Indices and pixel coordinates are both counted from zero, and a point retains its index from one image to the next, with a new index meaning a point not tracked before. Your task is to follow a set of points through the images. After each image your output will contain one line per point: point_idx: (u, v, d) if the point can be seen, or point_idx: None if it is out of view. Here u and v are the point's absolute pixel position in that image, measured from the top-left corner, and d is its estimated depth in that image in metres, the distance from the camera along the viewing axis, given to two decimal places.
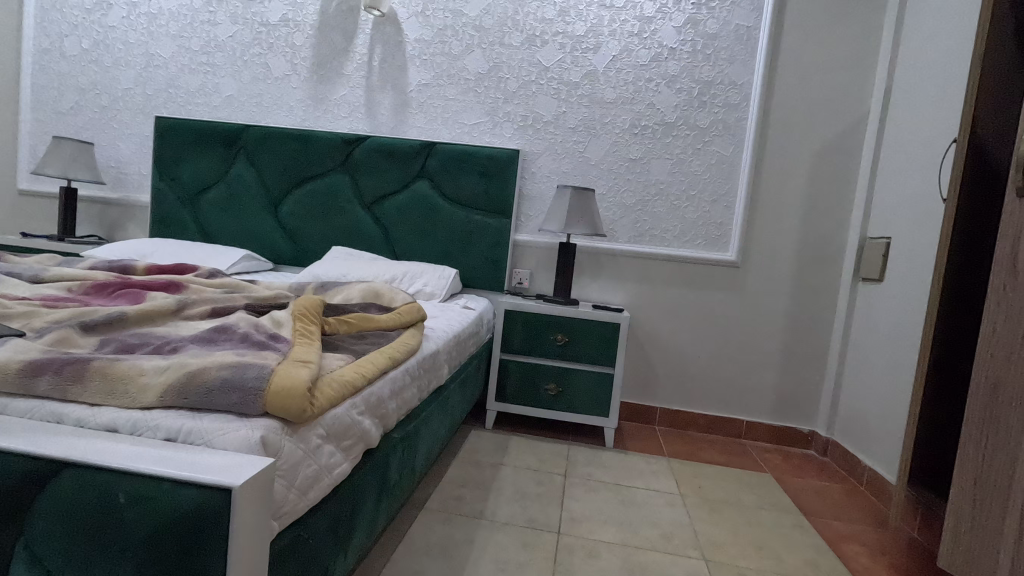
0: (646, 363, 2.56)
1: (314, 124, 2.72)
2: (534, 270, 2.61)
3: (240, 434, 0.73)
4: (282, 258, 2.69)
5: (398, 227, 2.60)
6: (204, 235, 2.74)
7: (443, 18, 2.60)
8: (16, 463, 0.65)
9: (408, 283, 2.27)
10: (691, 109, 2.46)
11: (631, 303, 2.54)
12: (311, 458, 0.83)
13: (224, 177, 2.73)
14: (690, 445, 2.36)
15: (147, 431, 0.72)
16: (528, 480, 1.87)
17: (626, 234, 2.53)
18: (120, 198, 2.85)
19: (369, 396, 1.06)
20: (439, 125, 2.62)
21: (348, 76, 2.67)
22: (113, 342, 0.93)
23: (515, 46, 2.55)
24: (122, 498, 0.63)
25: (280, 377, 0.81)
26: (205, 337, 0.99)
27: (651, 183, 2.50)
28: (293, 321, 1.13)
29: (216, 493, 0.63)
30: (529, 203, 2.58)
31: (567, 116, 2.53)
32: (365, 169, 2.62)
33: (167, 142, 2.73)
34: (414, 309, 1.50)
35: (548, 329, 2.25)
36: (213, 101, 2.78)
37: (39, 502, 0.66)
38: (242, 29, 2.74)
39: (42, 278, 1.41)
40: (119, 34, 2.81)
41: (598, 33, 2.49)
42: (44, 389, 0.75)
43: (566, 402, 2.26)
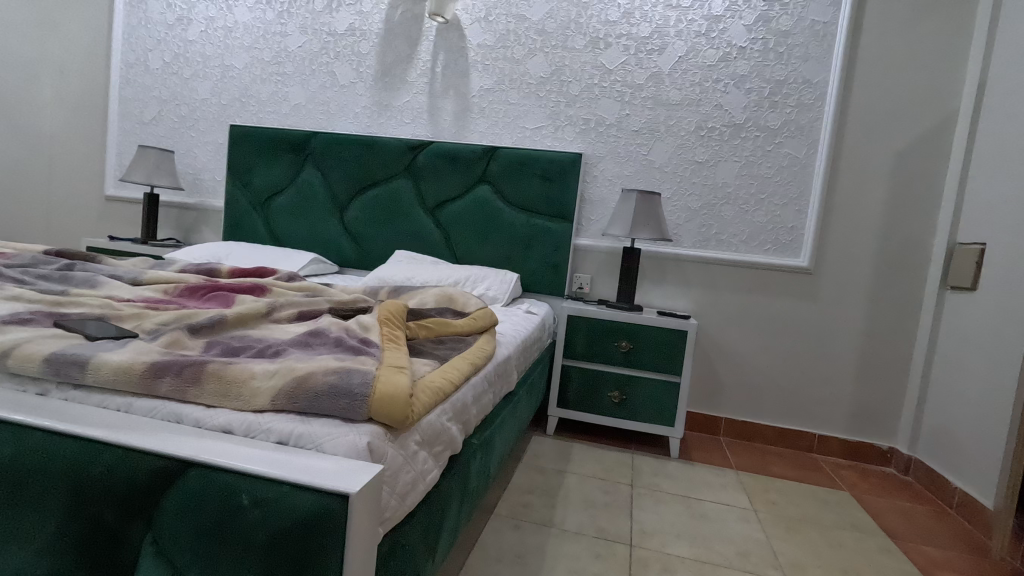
0: (711, 372, 2.48)
1: (378, 130, 2.77)
2: (595, 275, 2.58)
3: (348, 439, 0.74)
4: (347, 261, 2.76)
5: (460, 231, 2.62)
6: (273, 238, 2.84)
7: (507, 23, 2.60)
8: (147, 461, 0.69)
9: (472, 286, 2.28)
10: (762, 109, 2.37)
11: (696, 310, 2.47)
12: (410, 464, 0.84)
13: (293, 182, 2.82)
14: (758, 458, 2.27)
15: (260, 433, 0.75)
16: (595, 488, 1.85)
17: (691, 239, 2.46)
18: (197, 204, 2.99)
19: (456, 401, 1.06)
20: (501, 130, 2.63)
21: (412, 83, 2.72)
22: (219, 345, 0.97)
23: (578, 49, 2.53)
24: (246, 499, 0.65)
25: (383, 383, 0.82)
26: (302, 341, 1.02)
27: (718, 187, 2.43)
28: (380, 326, 1.15)
29: (334, 499, 0.64)
30: (591, 207, 2.56)
31: (630, 119, 2.49)
32: (427, 174, 2.65)
33: (241, 150, 2.85)
34: (487, 314, 1.50)
35: (612, 336, 2.21)
36: (283, 109, 2.88)
37: (167, 499, 0.69)
38: (311, 39, 2.83)
39: (141, 281, 1.49)
40: (198, 48, 2.96)
41: (664, 34, 2.44)
42: (166, 389, 0.79)
43: (630, 411, 2.21)
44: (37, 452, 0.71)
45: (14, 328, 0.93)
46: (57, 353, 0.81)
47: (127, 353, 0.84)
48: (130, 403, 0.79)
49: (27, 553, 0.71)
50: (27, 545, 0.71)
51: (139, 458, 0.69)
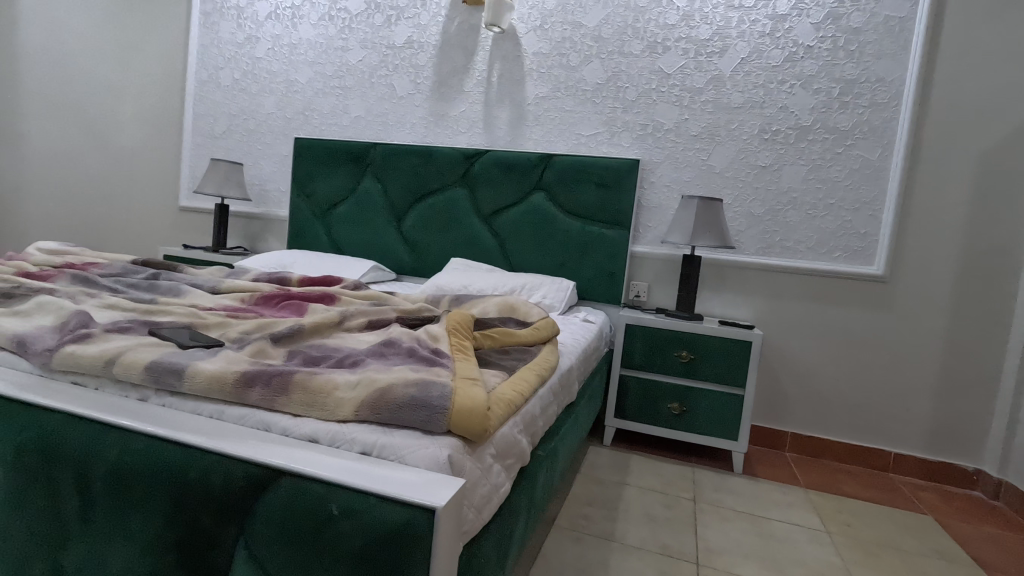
0: (776, 385, 2.39)
1: (435, 139, 2.82)
2: (652, 283, 2.53)
3: (429, 452, 0.75)
4: (404, 269, 2.82)
5: (515, 238, 2.63)
6: (334, 246, 2.94)
7: (562, 31, 2.60)
8: (242, 468, 0.71)
9: (528, 294, 2.28)
10: (831, 110, 2.27)
11: (759, 319, 2.38)
12: (486, 477, 0.84)
13: (353, 192, 2.91)
14: (828, 476, 2.16)
15: (344, 443, 0.76)
16: (656, 502, 1.80)
17: (754, 245, 2.38)
18: (263, 213, 3.13)
19: (525, 413, 1.06)
20: (556, 137, 2.63)
21: (468, 93, 2.76)
22: (299, 354, 1.00)
23: (635, 54, 2.50)
24: (335, 509, 0.67)
25: (461, 397, 0.83)
26: (376, 352, 1.04)
27: (783, 192, 2.33)
28: (449, 336, 1.17)
29: (421, 512, 0.65)
30: (648, 214, 2.51)
31: (689, 124, 2.44)
32: (483, 183, 2.68)
33: (305, 161, 2.96)
34: (549, 324, 1.49)
35: (672, 346, 2.16)
36: (343, 122, 2.97)
37: (259, 506, 0.71)
38: (371, 52, 2.91)
39: (219, 289, 1.57)
40: (265, 64, 3.10)
41: (725, 36, 2.38)
42: (256, 398, 0.82)
43: (691, 423, 2.15)
44: (137, 456, 0.74)
45: (115, 336, 0.99)
46: (157, 361, 0.86)
47: (219, 363, 0.88)
48: (222, 410, 0.82)
49: (131, 552, 0.75)
50: (129, 544, 0.75)
51: (234, 466, 0.71)
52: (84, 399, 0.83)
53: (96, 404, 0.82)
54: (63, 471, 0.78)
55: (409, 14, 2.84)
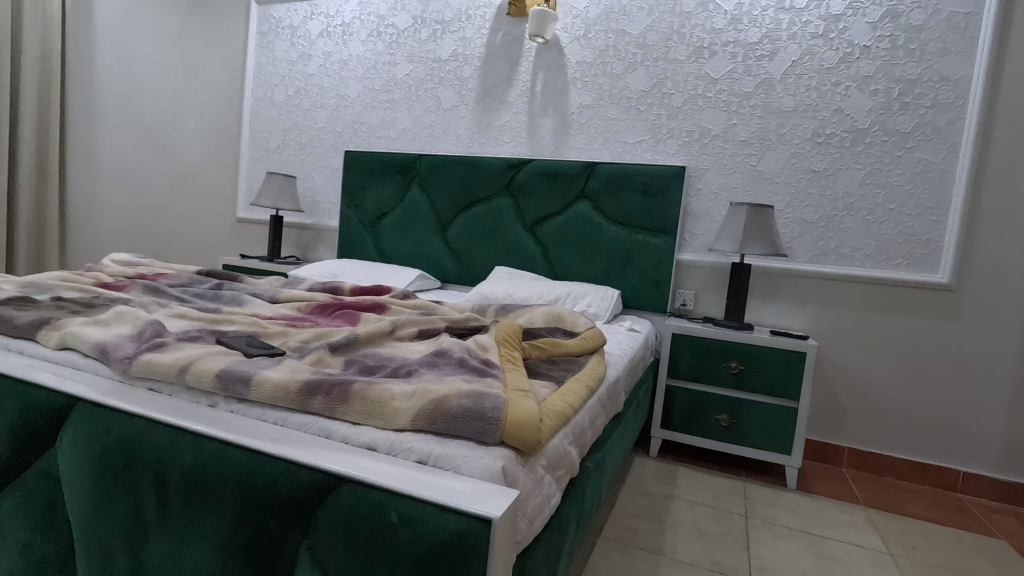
0: (832, 397, 2.29)
1: (480, 150, 2.86)
2: (700, 291, 2.49)
3: (484, 463, 0.76)
4: (449, 277, 2.86)
5: (559, 247, 2.63)
6: (382, 255, 3.01)
7: (606, 39, 2.60)
8: (306, 474, 0.74)
9: (573, 303, 2.28)
10: (890, 112, 2.18)
11: (814, 329, 2.30)
12: (538, 488, 0.85)
13: (400, 203, 2.98)
14: (891, 495, 2.06)
15: (401, 452, 0.79)
16: (706, 517, 1.76)
17: (807, 253, 2.30)
18: (314, 224, 3.24)
19: (574, 424, 1.06)
20: (600, 145, 2.62)
21: (512, 103, 2.79)
22: (356, 363, 1.04)
23: (681, 60, 2.47)
24: (395, 517, 0.69)
25: (513, 408, 0.85)
26: (429, 361, 1.07)
27: (839, 197, 2.25)
28: (498, 347, 1.18)
29: (477, 523, 0.66)
30: (695, 222, 2.47)
31: (737, 129, 2.39)
32: (527, 192, 2.69)
33: (354, 173, 3.06)
34: (596, 334, 1.49)
35: (721, 356, 2.11)
36: (391, 134, 3.05)
37: (322, 511, 0.74)
38: (417, 66, 2.98)
39: (277, 298, 1.64)
40: (317, 81, 3.22)
41: (775, 38, 2.32)
42: (318, 406, 0.86)
43: (741, 436, 2.09)
44: (209, 460, 0.79)
45: (187, 345, 1.06)
46: (226, 369, 0.91)
47: (283, 372, 0.92)
48: (286, 417, 0.86)
49: (203, 551, 0.79)
50: (202, 544, 0.79)
51: (300, 472, 0.75)
52: (160, 405, 0.89)
53: (172, 410, 0.87)
54: (142, 472, 0.83)
55: (454, 28, 2.90)
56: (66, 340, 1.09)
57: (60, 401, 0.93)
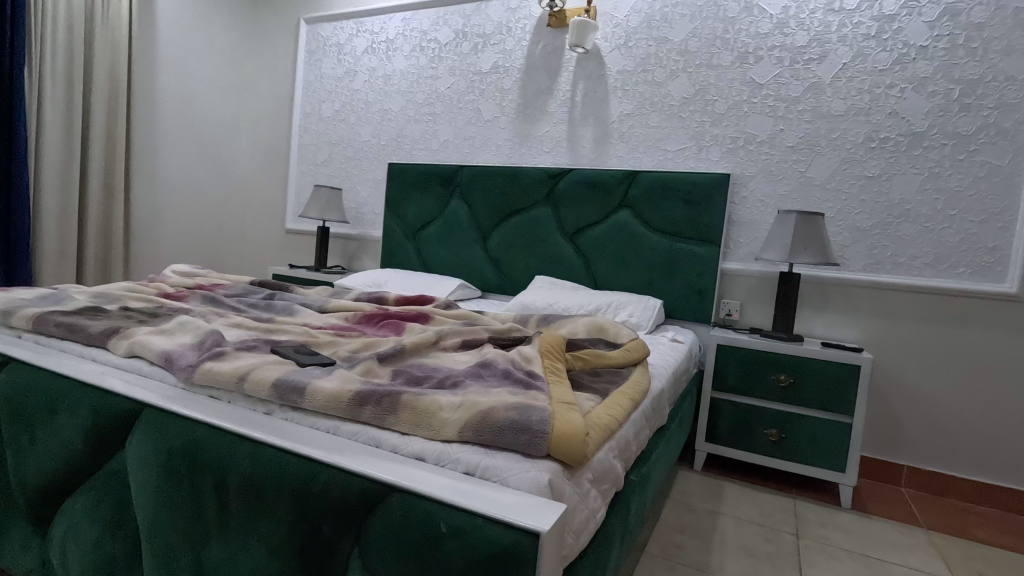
0: (888, 412, 2.19)
1: (520, 160, 2.89)
2: (745, 301, 2.43)
3: (531, 475, 0.77)
4: (490, 286, 2.88)
5: (600, 256, 2.62)
6: (424, 265, 3.06)
7: (647, 47, 2.58)
8: (358, 483, 0.76)
9: (614, 313, 2.26)
10: (950, 114, 2.08)
11: (868, 341, 2.21)
12: (584, 502, 0.84)
13: (441, 213, 3.03)
14: (956, 518, 1.94)
15: (449, 462, 0.80)
16: (754, 535, 1.70)
17: (860, 262, 2.21)
18: (359, 234, 3.33)
19: (619, 437, 1.05)
20: (641, 153, 2.60)
21: (552, 113, 2.80)
22: (403, 373, 1.06)
23: (725, 66, 2.43)
24: (444, 527, 0.70)
25: (560, 422, 0.85)
26: (474, 372, 1.08)
27: (894, 203, 2.16)
28: (542, 358, 1.19)
29: (526, 536, 0.66)
30: (740, 230, 2.42)
31: (785, 135, 2.33)
32: (567, 201, 2.69)
33: (397, 185, 3.13)
34: (640, 346, 1.47)
35: (769, 368, 2.05)
36: (433, 146, 3.12)
37: (373, 519, 0.76)
38: (458, 79, 3.04)
39: (326, 308, 1.69)
40: (362, 95, 3.32)
41: (824, 41, 2.26)
42: (368, 416, 0.88)
43: (791, 452, 2.02)
44: (266, 467, 0.82)
45: (244, 354, 1.10)
46: (281, 379, 0.95)
47: (335, 381, 0.95)
48: (338, 426, 0.89)
49: (260, 554, 0.82)
50: (259, 547, 0.82)
51: (350, 480, 0.77)
52: (221, 412, 0.93)
53: (232, 418, 0.91)
54: (205, 477, 0.87)
55: (495, 41, 2.94)
56: (134, 349, 1.15)
57: (129, 407, 0.98)
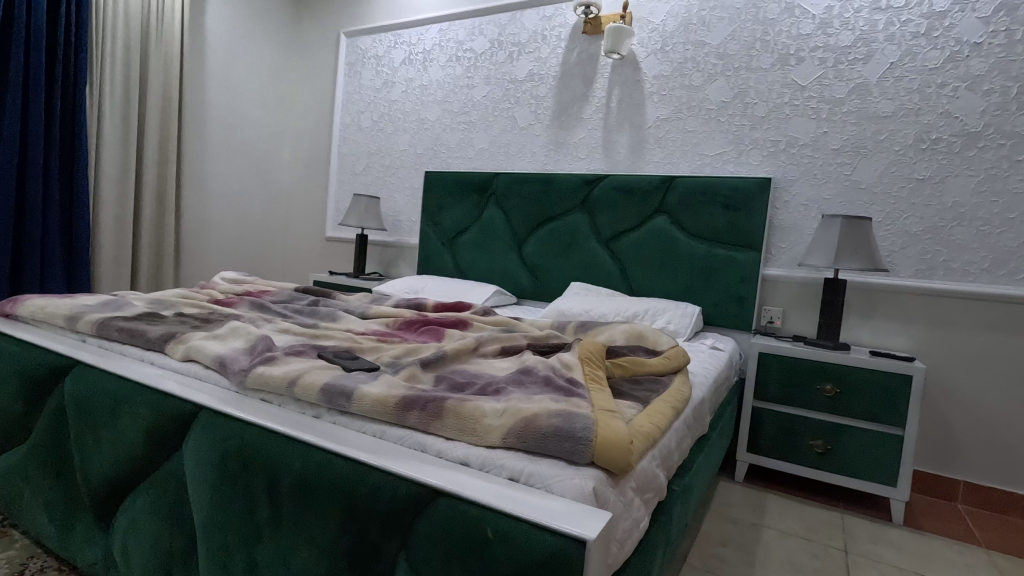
0: (943, 425, 2.10)
1: (555, 166, 2.90)
2: (787, 308, 2.36)
3: (576, 483, 0.77)
4: (525, 293, 2.89)
5: (636, 263, 2.60)
6: (459, 272, 3.10)
7: (684, 51, 2.56)
8: (405, 486, 0.78)
9: (652, 320, 2.23)
10: (1007, 113, 1.99)
11: (921, 351, 2.12)
12: (628, 511, 0.84)
13: (477, 220, 3.05)
14: (1019, 538, 1.84)
15: (493, 468, 0.82)
16: (800, 549, 1.65)
17: (911, 268, 2.13)
18: (396, 242, 3.40)
19: (661, 446, 1.04)
20: (678, 158, 2.58)
21: (587, 119, 2.80)
22: (446, 380, 1.08)
23: (765, 69, 2.39)
24: (490, 532, 0.71)
25: (604, 429, 0.85)
26: (515, 379, 1.09)
27: (947, 206, 2.07)
28: (582, 365, 1.19)
29: (572, 543, 0.67)
30: (781, 235, 2.36)
31: (829, 137, 2.27)
32: (603, 207, 2.68)
33: (433, 193, 3.17)
34: (680, 353, 1.45)
35: (814, 377, 1.99)
36: (469, 154, 3.15)
37: (420, 523, 0.77)
38: (494, 88, 3.07)
39: (367, 314, 1.73)
40: (399, 106, 3.39)
41: (870, 41, 2.19)
42: (414, 420, 0.90)
43: (838, 464, 1.95)
44: (316, 469, 0.84)
45: (293, 359, 1.14)
46: (329, 383, 0.98)
47: (381, 387, 0.98)
48: (384, 430, 0.92)
49: (309, 554, 0.84)
50: (309, 547, 0.85)
51: (398, 483, 0.79)
52: (272, 415, 0.97)
53: (283, 421, 0.95)
54: (257, 477, 0.90)
55: (530, 49, 2.96)
56: (189, 353, 1.21)
57: (186, 408, 1.03)
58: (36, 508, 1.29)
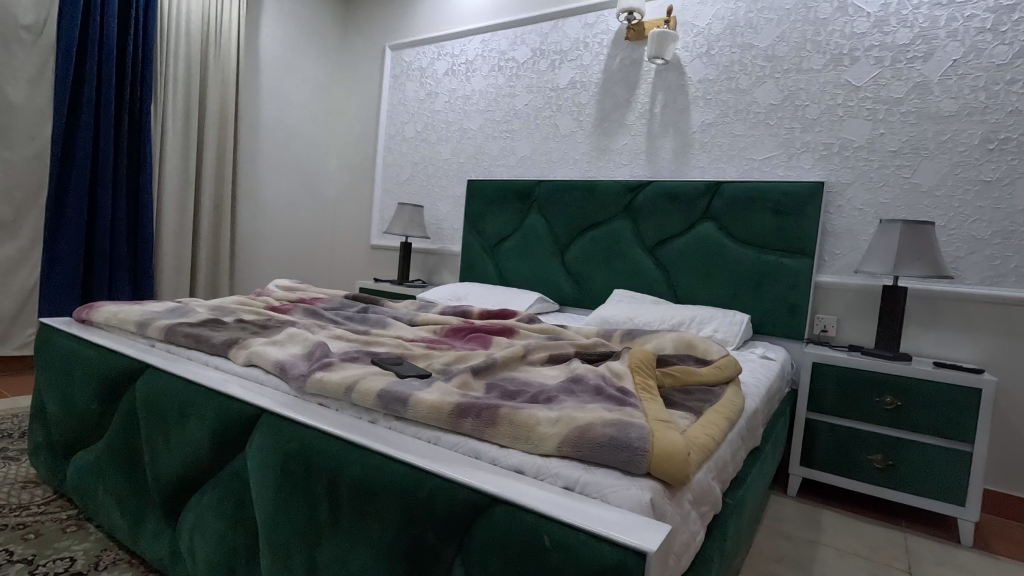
0: (1016, 443, 1.97)
1: (598, 173, 2.89)
2: (842, 316, 2.28)
3: (632, 494, 0.76)
4: (567, 300, 2.89)
5: (681, 270, 2.56)
6: (501, 279, 3.12)
7: (730, 54, 2.52)
8: (462, 492, 0.79)
9: (698, 328, 2.19)
10: None
11: (991, 363, 2.00)
12: (685, 524, 0.82)
13: (519, 227, 3.07)
14: None
15: (549, 477, 0.82)
16: (860, 569, 1.58)
17: (977, 275, 2.02)
18: (439, 249, 3.45)
19: (716, 458, 1.02)
20: (725, 163, 2.53)
21: (630, 125, 2.79)
22: (498, 388, 1.09)
23: (816, 70, 2.32)
24: (548, 541, 0.71)
25: (660, 440, 0.84)
26: (566, 387, 1.09)
27: (1018, 210, 1.96)
28: (633, 374, 1.18)
29: (631, 554, 0.66)
30: (835, 241, 2.28)
31: (886, 139, 2.18)
32: (647, 214, 2.65)
33: (476, 201, 3.21)
34: (732, 363, 1.42)
35: (873, 388, 1.91)
36: (511, 162, 3.18)
37: (477, 529, 0.78)
38: (536, 96, 3.09)
39: (415, 321, 1.77)
40: (443, 116, 3.45)
41: (930, 37, 2.10)
42: (468, 427, 0.91)
43: (899, 481, 1.86)
44: (374, 473, 0.87)
45: (349, 365, 1.18)
46: (385, 389, 1.00)
47: (435, 393, 1.00)
48: (439, 436, 0.93)
49: (367, 556, 0.86)
50: (367, 549, 0.87)
51: (455, 489, 0.80)
52: (330, 419, 1.00)
53: (341, 425, 0.98)
54: (317, 479, 0.93)
55: (572, 57, 2.97)
56: (251, 358, 1.26)
57: (250, 411, 1.07)
58: (109, 503, 1.37)
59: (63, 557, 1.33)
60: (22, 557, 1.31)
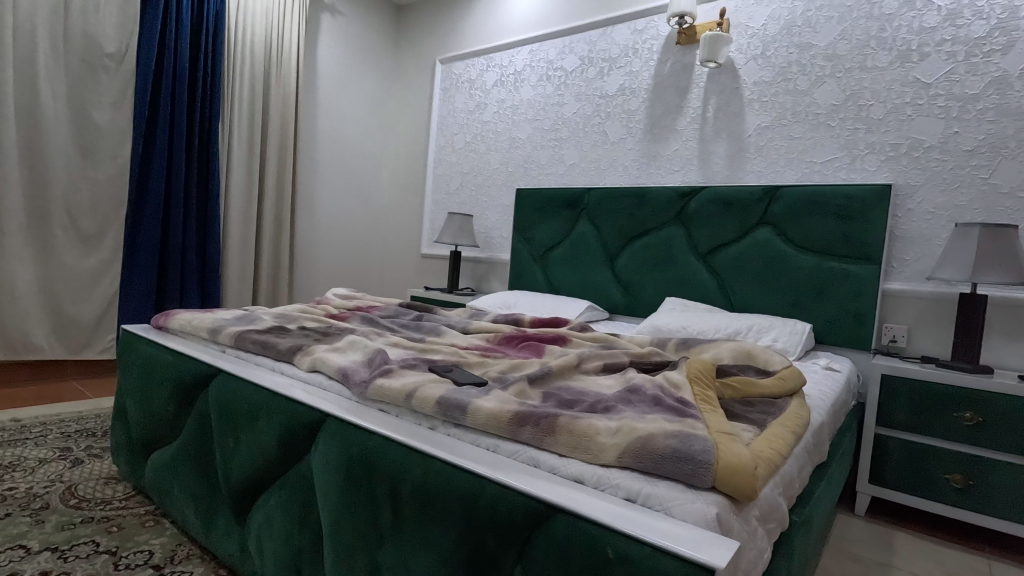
0: None
1: (648, 179, 2.85)
2: (913, 326, 2.16)
3: (697, 508, 0.75)
4: (618, 308, 2.86)
5: (737, 277, 2.49)
6: (550, 287, 3.12)
7: (787, 55, 2.44)
8: (522, 500, 0.80)
9: (756, 337, 2.12)
10: None
11: None
12: (752, 541, 0.80)
13: (567, 236, 3.06)
14: None
15: (609, 488, 0.81)
16: None
17: None
18: (488, 258, 3.49)
19: (782, 473, 0.98)
20: (783, 166, 2.45)
21: (682, 131, 2.74)
22: (554, 397, 1.09)
23: (882, 67, 2.22)
24: (611, 553, 0.70)
25: (725, 453, 0.82)
26: (623, 397, 1.08)
27: None
28: (691, 385, 1.16)
29: (698, 570, 0.64)
30: (903, 246, 2.17)
31: (961, 138, 2.05)
32: (700, 220, 2.59)
33: (525, 209, 3.23)
34: (796, 374, 1.37)
35: (949, 402, 1.79)
36: (560, 170, 3.19)
37: (537, 538, 0.78)
38: (585, 104, 3.08)
39: (468, 329, 1.79)
40: (491, 126, 3.50)
41: (1010, 29, 1.97)
42: (527, 436, 0.92)
43: (981, 502, 1.74)
44: (436, 479, 0.88)
45: (408, 372, 1.20)
46: (444, 397, 1.02)
47: (493, 401, 1.01)
48: (498, 444, 0.94)
49: (428, 561, 0.88)
50: (428, 554, 0.88)
51: (515, 497, 0.80)
52: (391, 425, 1.03)
53: (402, 431, 1.00)
54: (380, 483, 0.96)
55: (621, 64, 2.95)
56: (315, 364, 1.31)
57: (314, 416, 1.12)
58: (183, 500, 1.45)
59: (142, 550, 1.41)
60: (106, 549, 1.40)
